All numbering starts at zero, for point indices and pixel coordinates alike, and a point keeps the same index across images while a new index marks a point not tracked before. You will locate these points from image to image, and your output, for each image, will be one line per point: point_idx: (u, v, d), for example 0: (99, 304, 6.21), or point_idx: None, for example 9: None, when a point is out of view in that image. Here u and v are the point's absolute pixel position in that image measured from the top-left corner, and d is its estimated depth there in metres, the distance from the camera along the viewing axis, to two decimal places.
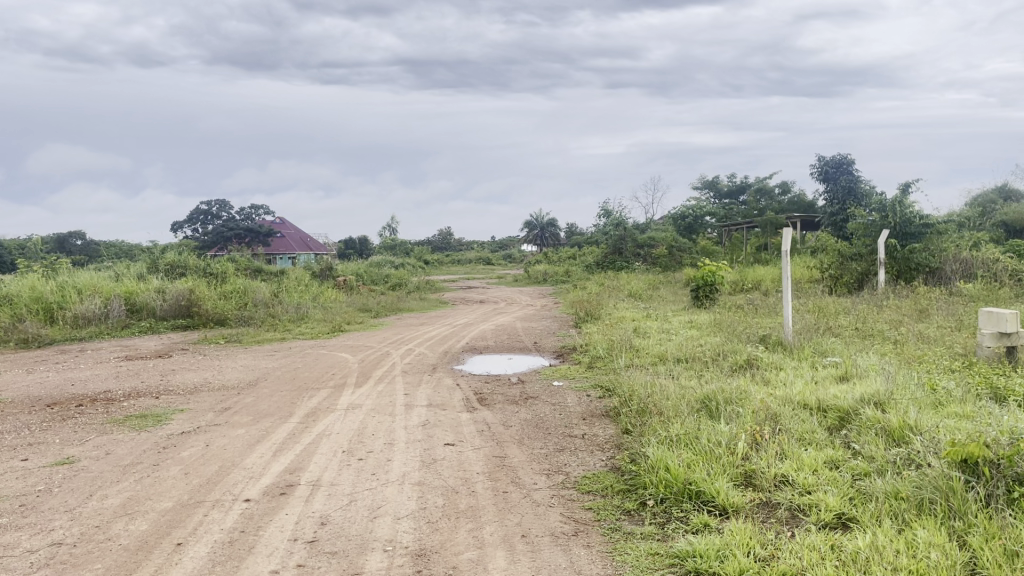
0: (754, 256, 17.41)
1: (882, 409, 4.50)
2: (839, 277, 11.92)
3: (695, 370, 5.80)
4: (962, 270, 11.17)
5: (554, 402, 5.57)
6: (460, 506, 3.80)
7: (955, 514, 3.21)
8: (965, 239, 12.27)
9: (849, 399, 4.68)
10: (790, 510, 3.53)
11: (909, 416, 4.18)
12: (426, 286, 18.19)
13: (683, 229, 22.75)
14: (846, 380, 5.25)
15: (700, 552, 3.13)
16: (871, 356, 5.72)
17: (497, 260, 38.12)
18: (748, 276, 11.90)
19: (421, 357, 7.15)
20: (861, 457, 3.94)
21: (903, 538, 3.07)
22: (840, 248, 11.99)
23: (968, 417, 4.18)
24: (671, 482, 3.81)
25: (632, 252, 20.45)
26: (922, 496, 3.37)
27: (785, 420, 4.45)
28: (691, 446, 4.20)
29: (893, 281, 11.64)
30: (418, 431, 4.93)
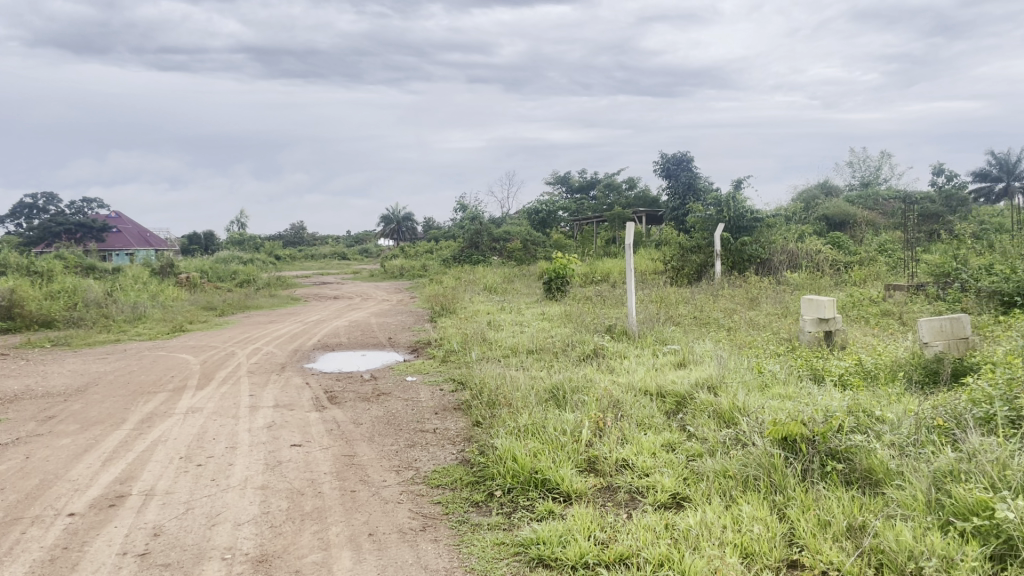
0: (603, 249, 17.98)
1: (714, 392, 4.78)
2: (680, 269, 12.40)
3: (545, 361, 5.94)
4: (788, 260, 12.01)
5: (406, 397, 5.52)
6: (306, 508, 3.70)
7: (776, 489, 3.45)
8: (791, 232, 13.17)
9: (685, 385, 4.93)
10: (629, 492, 3.68)
11: (738, 398, 4.45)
12: (276, 283, 17.61)
13: (537, 223, 23.19)
14: (683, 366, 5.53)
15: (543, 539, 3.20)
16: (706, 342, 6.06)
17: (352, 255, 37.51)
18: (598, 269, 12.27)
19: (269, 357, 6.91)
20: (695, 439, 4.16)
21: (729, 515, 3.26)
22: (681, 241, 12.51)
23: (790, 397, 4.51)
24: (518, 472, 3.87)
25: (487, 246, 20.65)
26: (747, 473, 3.60)
27: (627, 407, 4.63)
28: (538, 436, 4.29)
29: (728, 271, 12.29)
30: (263, 433, 4.76)
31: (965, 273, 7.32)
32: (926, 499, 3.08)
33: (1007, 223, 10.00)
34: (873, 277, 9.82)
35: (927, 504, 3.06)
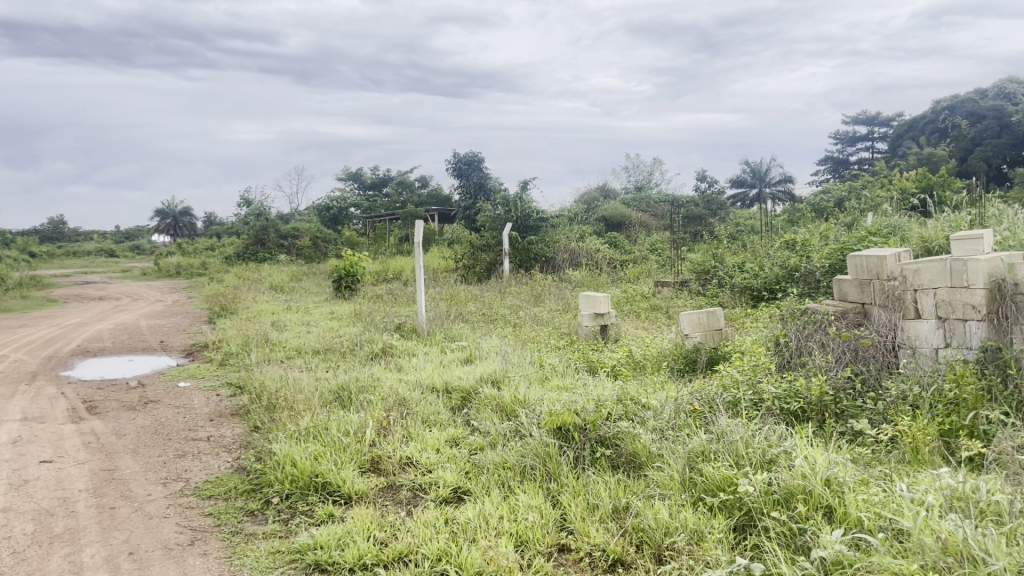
0: (396, 248, 17.91)
1: (497, 387, 4.91)
2: (470, 267, 12.66)
3: (331, 361, 5.80)
4: (570, 259, 12.60)
5: (178, 405, 5.17)
6: (55, 530, 3.35)
7: (551, 477, 3.61)
8: (573, 232, 13.81)
9: (470, 380, 5.02)
10: (411, 490, 3.68)
11: (519, 392, 4.61)
12: (30, 283, 15.82)
13: (328, 220, 22.65)
14: (469, 362, 5.63)
15: (320, 544, 3.11)
16: (492, 339, 6.21)
17: (122, 253, 34.60)
18: (389, 267, 12.19)
19: (17, 365, 6.19)
20: (477, 433, 4.24)
21: (506, 505, 3.36)
22: (471, 240, 12.74)
23: (567, 388, 4.73)
24: (297, 477, 3.75)
25: (274, 243, 19.88)
26: (524, 463, 3.72)
27: (412, 405, 4.64)
28: (319, 438, 4.18)
29: (516, 269, 12.69)
30: (6, 449, 4.25)
31: (722, 271, 8.05)
32: (682, 478, 3.34)
33: (757, 225, 11.12)
34: (646, 275, 10.55)
35: (682, 483, 3.32)
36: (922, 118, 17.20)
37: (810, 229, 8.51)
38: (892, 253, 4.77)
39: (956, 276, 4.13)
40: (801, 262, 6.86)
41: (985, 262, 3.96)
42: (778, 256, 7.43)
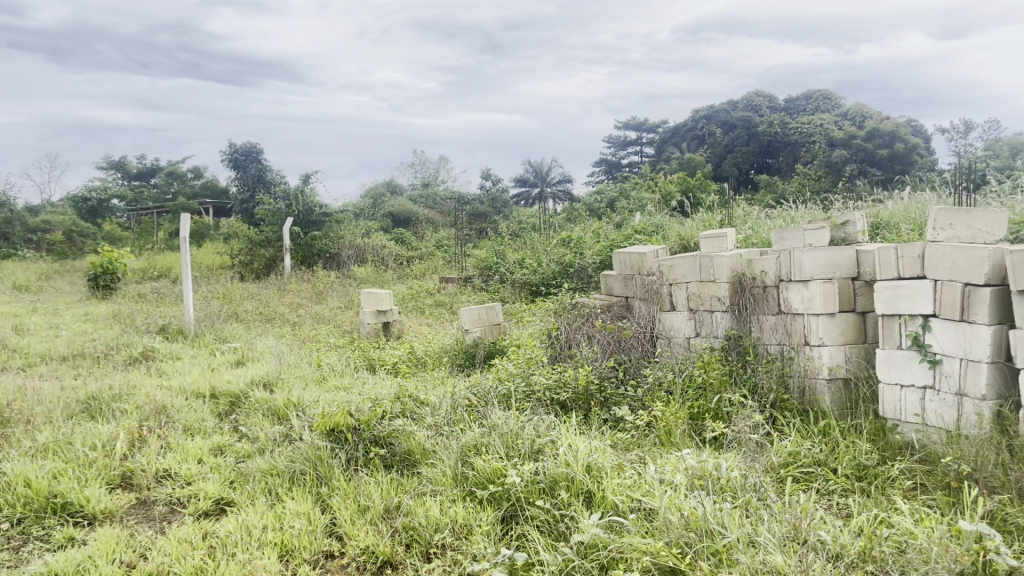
0: (166, 243, 16.67)
1: (270, 390, 4.68)
2: (248, 263, 12.11)
3: (82, 367, 5.25)
4: (355, 255, 12.34)
5: None
6: None
7: (322, 481, 3.49)
8: (358, 227, 13.54)
9: (240, 384, 4.75)
10: (168, 504, 3.40)
11: (292, 394, 4.43)
12: None
13: (86, 213, 20.61)
14: (241, 364, 5.33)
15: (55, 572, 2.78)
16: (267, 339, 5.93)
17: None
18: (156, 263, 11.29)
19: None
20: (246, 439, 4.02)
21: (272, 513, 3.20)
22: (249, 235, 12.15)
23: (344, 388, 4.61)
24: (31, 499, 3.34)
25: (20, 238, 17.79)
26: (294, 468, 3.57)
27: (174, 413, 4.31)
28: (60, 454, 3.76)
29: (298, 266, 12.30)
30: None
31: (503, 267, 8.24)
32: (454, 473, 3.35)
33: (537, 223, 11.50)
34: (432, 271, 10.58)
35: (454, 478, 3.34)
36: (684, 125, 18.66)
37: (584, 227, 8.93)
38: (652, 250, 5.09)
39: (704, 270, 4.49)
40: (575, 258, 7.18)
41: (727, 258, 4.33)
42: (554, 253, 7.72)
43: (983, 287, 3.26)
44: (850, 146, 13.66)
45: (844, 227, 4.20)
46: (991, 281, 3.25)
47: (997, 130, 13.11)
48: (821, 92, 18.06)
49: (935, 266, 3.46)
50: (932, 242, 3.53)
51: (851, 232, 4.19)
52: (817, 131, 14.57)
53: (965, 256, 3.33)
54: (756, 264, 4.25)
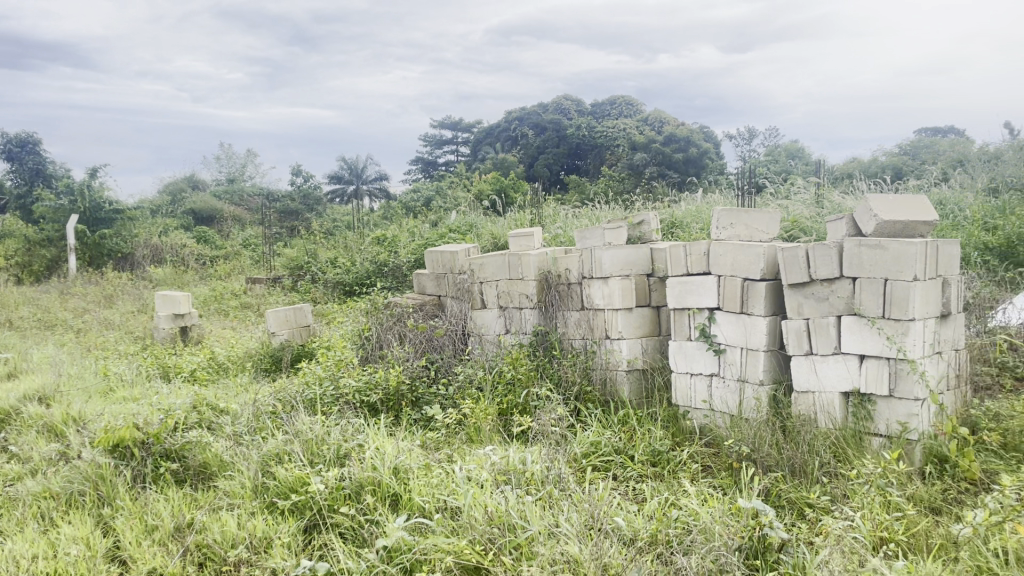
0: None
1: (46, 404, 4.24)
2: (27, 265, 11.21)
3: None
4: (151, 255, 11.44)
5: None
6: None
7: (105, 501, 3.20)
8: (155, 225, 12.62)
9: (10, 399, 4.26)
10: None
11: (73, 408, 4.04)
12: None
13: None
14: (13, 377, 4.78)
15: None
16: (45, 348, 5.37)
17: None
18: None
19: None
20: (15, 460, 3.61)
21: (45, 540, 2.89)
22: (27, 234, 11.20)
23: (134, 399, 4.26)
24: None
25: None
26: (71, 490, 3.25)
27: None
28: None
29: (85, 267, 11.40)
30: None
31: (314, 266, 7.99)
32: (253, 484, 3.19)
33: (350, 221, 11.25)
34: (239, 271, 10.07)
35: (253, 489, 3.17)
36: (497, 126, 18.91)
37: (398, 225, 8.83)
38: (464, 248, 5.09)
39: (513, 268, 4.54)
40: (389, 257, 7.08)
41: (534, 257, 4.41)
42: (367, 251, 7.58)
43: (759, 281, 3.55)
44: (650, 150, 14.64)
45: (640, 226, 4.42)
46: (766, 275, 3.54)
47: (777, 137, 14.40)
48: (624, 98, 18.97)
49: (718, 263, 3.72)
50: (715, 241, 3.79)
51: (646, 231, 4.42)
52: (620, 136, 15.34)
53: (744, 254, 3.61)
54: (561, 262, 4.37)
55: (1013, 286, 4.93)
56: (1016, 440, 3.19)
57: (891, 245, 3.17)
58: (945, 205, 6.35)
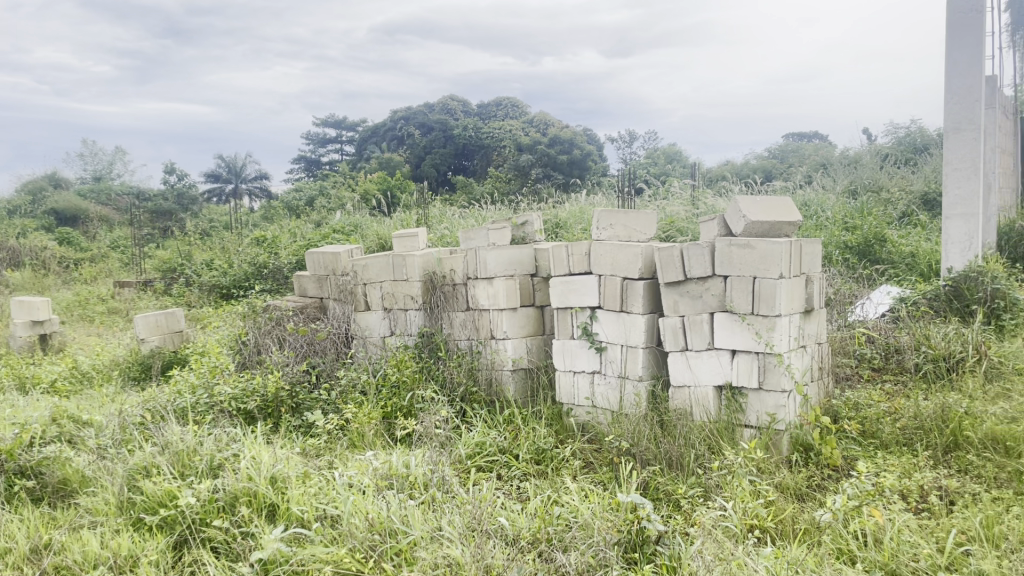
0: None
1: None
2: None
3: None
4: (8, 259, 10.63)
5: None
6: None
7: None
8: (12, 226, 11.74)
9: None
10: None
11: None
12: None
13: None
14: None
15: None
16: None
17: None
18: None
19: None
20: None
21: None
22: None
23: None
24: None
25: None
26: None
27: None
28: None
29: None
30: None
31: (189, 268, 7.64)
32: (118, 500, 3.00)
33: (228, 221, 10.82)
34: (106, 275, 9.51)
35: (118, 505, 2.99)
36: (383, 126, 18.36)
37: (279, 226, 8.56)
38: (346, 249, 4.97)
39: (398, 269, 4.48)
40: (269, 259, 6.86)
41: (418, 257, 4.37)
42: (246, 253, 7.31)
43: (638, 280, 3.63)
44: (536, 150, 14.83)
45: (523, 226, 4.43)
46: (645, 275, 3.64)
47: (657, 140, 14.87)
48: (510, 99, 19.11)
49: (599, 263, 3.78)
50: (596, 241, 3.86)
51: (530, 232, 4.44)
52: (506, 137, 15.47)
53: (624, 253, 3.69)
54: (445, 262, 4.34)
55: (871, 283, 5.26)
56: (873, 427, 3.40)
57: (759, 245, 3.31)
58: (810, 206, 6.72)
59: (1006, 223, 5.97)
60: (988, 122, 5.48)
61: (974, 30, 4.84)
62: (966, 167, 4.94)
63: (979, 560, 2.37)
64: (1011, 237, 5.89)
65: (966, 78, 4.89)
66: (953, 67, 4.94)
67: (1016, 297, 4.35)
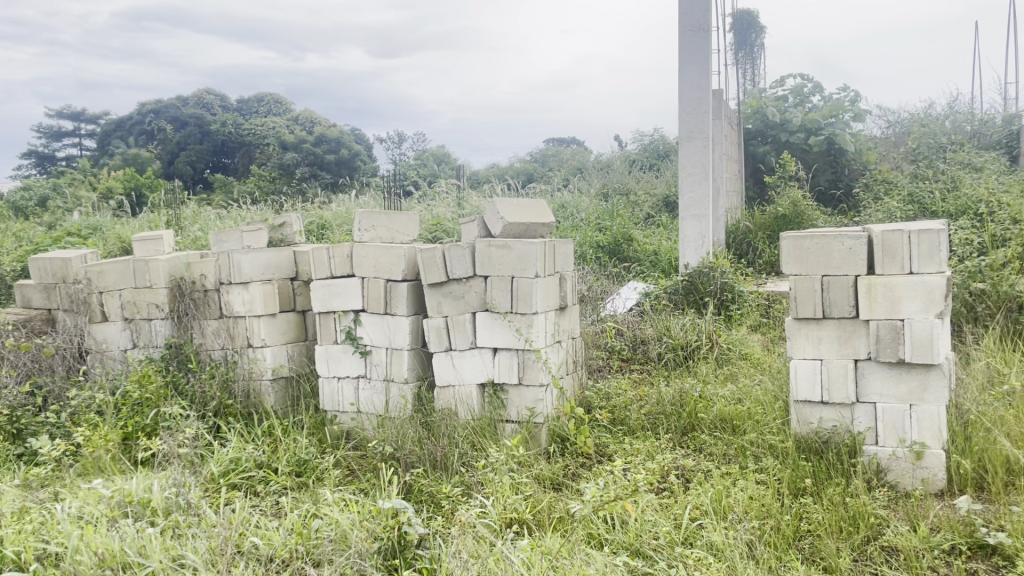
0: None
1: None
2: None
3: None
4: None
5: None
6: None
7: None
8: None
9: None
10: None
11: None
12: None
13: None
14: None
15: None
16: None
17: None
18: None
19: None
20: None
21: None
22: None
23: None
24: None
25: None
26: None
27: None
28: None
29: None
30: None
31: None
32: None
33: None
34: None
35: None
36: (128, 117, 16.77)
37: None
38: (78, 255, 4.47)
39: (139, 276, 4.08)
40: None
41: (163, 263, 4.02)
42: None
43: (401, 281, 3.59)
44: (300, 149, 14.46)
45: (282, 228, 4.21)
46: (407, 276, 3.60)
47: (425, 141, 15.00)
48: (272, 95, 18.36)
49: (360, 265, 3.68)
50: (357, 243, 3.73)
51: (289, 233, 4.23)
52: (269, 134, 14.87)
53: (385, 255, 3.62)
54: (194, 267, 4.05)
55: (620, 279, 5.62)
56: (621, 414, 3.62)
57: (516, 245, 3.42)
58: (567, 208, 7.06)
59: (732, 223, 6.65)
60: (715, 131, 6.06)
61: (701, 46, 5.31)
62: (698, 172, 5.42)
63: (709, 532, 2.60)
64: (736, 235, 6.58)
65: (695, 91, 5.36)
66: (684, 79, 5.39)
67: (740, 288, 4.85)
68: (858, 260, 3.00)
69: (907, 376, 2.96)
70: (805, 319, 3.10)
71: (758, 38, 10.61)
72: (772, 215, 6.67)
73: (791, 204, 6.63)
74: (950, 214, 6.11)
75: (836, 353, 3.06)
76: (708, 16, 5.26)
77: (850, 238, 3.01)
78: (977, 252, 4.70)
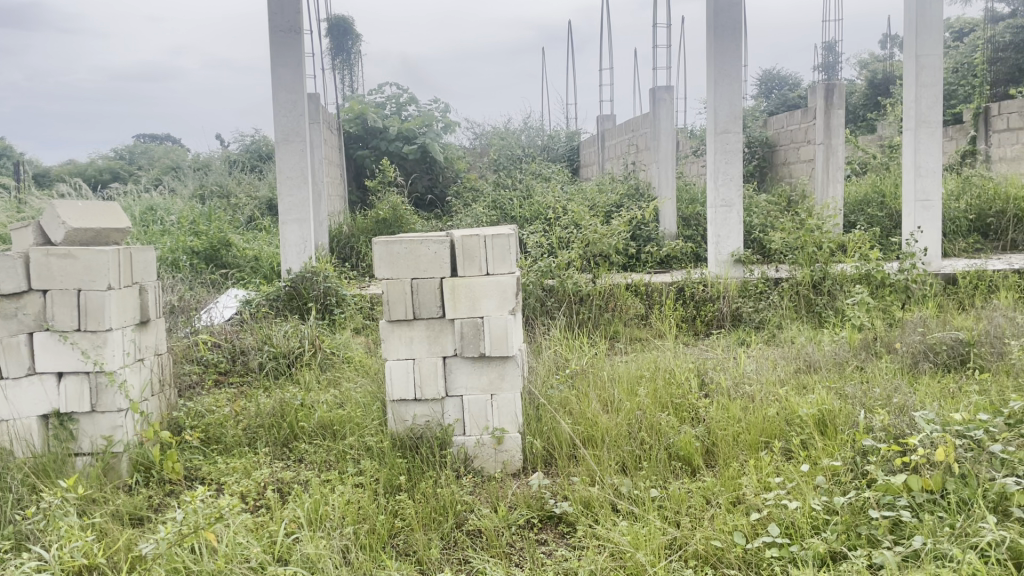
0: None
1: None
2: None
3: None
4: None
5: None
6: None
7: None
8: None
9: None
10: None
11: None
12: None
13: None
14: None
15: None
16: None
17: None
18: None
19: None
20: None
21: None
22: None
23: None
24: None
25: None
26: None
27: None
28: None
29: None
30: None
31: None
32: None
33: None
34: None
35: None
36: None
37: None
38: None
39: None
40: None
41: None
42: None
43: None
44: None
45: None
46: None
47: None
48: None
49: None
50: None
51: None
52: None
53: None
54: None
55: (217, 287, 5.31)
56: (216, 433, 3.40)
57: (82, 254, 3.01)
58: (155, 212, 6.50)
59: (335, 227, 6.69)
60: (312, 135, 6.02)
61: (293, 47, 5.23)
62: (296, 176, 5.33)
63: (304, 544, 2.52)
64: (340, 239, 6.63)
65: (290, 93, 5.26)
66: (278, 79, 5.25)
67: (343, 292, 4.89)
68: (442, 264, 3.17)
69: (487, 369, 3.21)
70: (397, 321, 3.19)
71: (356, 45, 10.80)
72: (373, 219, 6.86)
73: (390, 209, 6.90)
74: (526, 219, 6.83)
75: (426, 352, 3.20)
76: (298, 18, 5.21)
77: (435, 243, 3.17)
78: (546, 253, 5.31)
